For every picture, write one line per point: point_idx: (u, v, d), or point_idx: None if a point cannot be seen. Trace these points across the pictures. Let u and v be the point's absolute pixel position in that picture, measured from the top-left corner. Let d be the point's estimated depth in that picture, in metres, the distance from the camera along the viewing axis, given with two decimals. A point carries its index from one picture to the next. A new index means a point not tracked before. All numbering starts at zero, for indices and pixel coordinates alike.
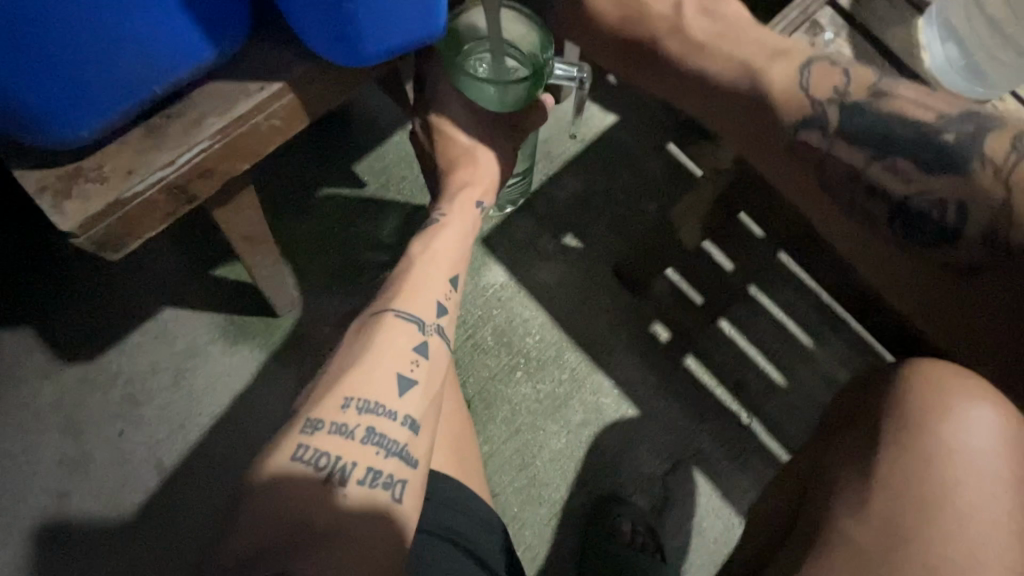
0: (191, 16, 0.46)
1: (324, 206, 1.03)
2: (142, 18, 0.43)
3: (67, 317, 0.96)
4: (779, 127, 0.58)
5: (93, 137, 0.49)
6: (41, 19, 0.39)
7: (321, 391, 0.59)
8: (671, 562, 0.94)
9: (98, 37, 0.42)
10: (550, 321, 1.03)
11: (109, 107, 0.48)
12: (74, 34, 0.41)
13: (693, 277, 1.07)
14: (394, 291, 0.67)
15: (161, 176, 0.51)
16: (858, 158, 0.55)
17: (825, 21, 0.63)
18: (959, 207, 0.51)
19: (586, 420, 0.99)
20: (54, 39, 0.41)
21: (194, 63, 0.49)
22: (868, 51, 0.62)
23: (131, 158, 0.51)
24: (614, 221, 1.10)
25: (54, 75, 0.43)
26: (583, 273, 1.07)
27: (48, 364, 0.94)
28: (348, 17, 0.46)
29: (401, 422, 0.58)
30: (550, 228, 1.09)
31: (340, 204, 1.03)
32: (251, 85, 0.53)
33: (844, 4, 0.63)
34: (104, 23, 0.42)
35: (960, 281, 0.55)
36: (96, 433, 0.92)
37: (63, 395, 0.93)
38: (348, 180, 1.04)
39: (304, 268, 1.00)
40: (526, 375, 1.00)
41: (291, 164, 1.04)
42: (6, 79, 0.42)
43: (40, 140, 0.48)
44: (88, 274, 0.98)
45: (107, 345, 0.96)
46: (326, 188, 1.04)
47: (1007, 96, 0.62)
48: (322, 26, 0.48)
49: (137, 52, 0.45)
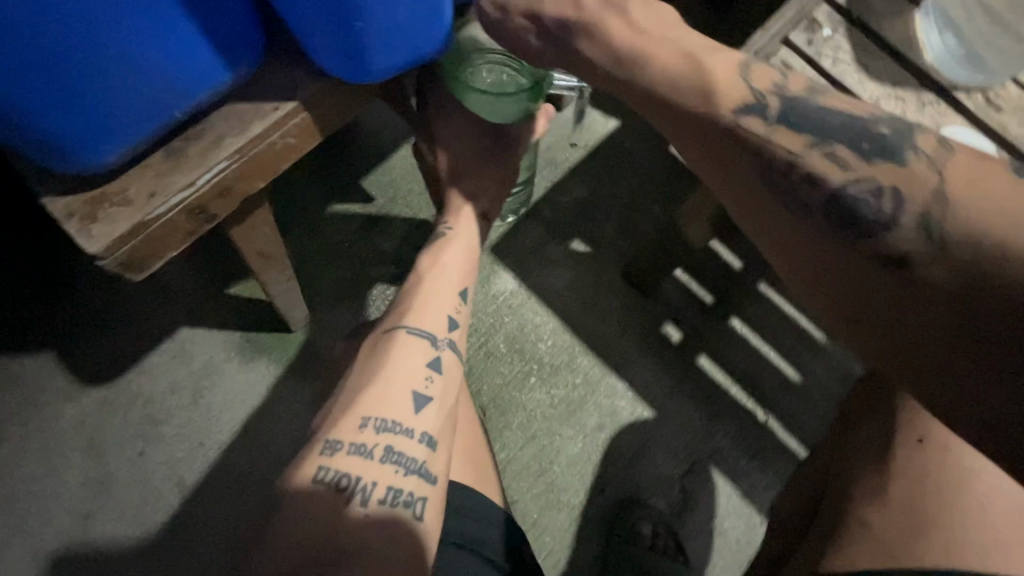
0: (207, 41, 0.48)
1: (334, 222, 1.04)
2: (161, 45, 0.45)
3: (88, 340, 0.98)
4: (716, 112, 0.50)
5: (115, 161, 0.51)
6: (67, 50, 0.41)
7: (344, 406, 0.60)
8: (694, 563, 0.94)
9: (120, 64, 0.44)
10: (561, 326, 1.04)
11: (130, 132, 0.49)
12: (96, 64, 0.43)
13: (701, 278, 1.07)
14: (408, 306, 0.67)
15: (182, 197, 0.53)
16: (796, 144, 0.47)
17: (822, 18, 0.63)
18: (895, 195, 0.43)
19: (601, 424, 0.99)
20: (79, 68, 0.42)
21: (211, 86, 0.51)
22: (866, 45, 0.62)
23: (153, 181, 0.53)
24: (621, 224, 1.11)
25: (78, 102, 0.45)
26: (592, 277, 1.07)
27: (69, 388, 0.96)
28: (357, 36, 0.47)
29: (417, 439, 0.59)
30: (556, 234, 1.09)
31: (349, 219, 1.05)
32: (266, 106, 0.55)
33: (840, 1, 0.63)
34: (125, 56, 0.44)
35: (867, 283, 0.44)
36: (118, 454, 0.94)
37: (85, 418, 0.95)
38: (356, 195, 1.06)
39: (315, 283, 1.02)
40: (539, 381, 1.01)
41: (300, 182, 1.06)
42: (33, 109, 0.43)
43: (64, 166, 0.49)
44: (106, 298, 1.00)
45: (126, 366, 0.97)
46: (336, 204, 1.05)
47: (1010, 82, 0.61)
48: (332, 46, 0.49)
49: (157, 77, 0.47)
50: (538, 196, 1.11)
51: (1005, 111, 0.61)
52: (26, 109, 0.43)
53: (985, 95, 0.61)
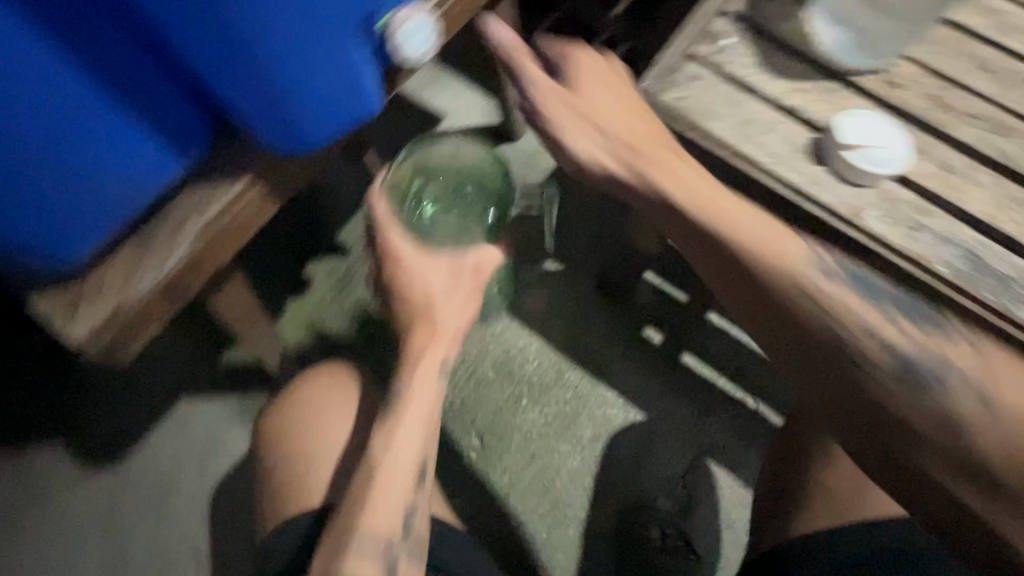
0: (157, 137, 0.53)
1: (314, 278, 1.09)
2: (115, 148, 0.50)
3: (91, 427, 1.01)
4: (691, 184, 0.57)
5: (87, 255, 0.56)
6: (33, 164, 0.46)
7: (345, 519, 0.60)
8: (705, 558, 0.96)
9: (82, 169, 0.49)
10: (545, 345, 1.07)
11: (99, 226, 0.54)
12: (56, 174, 0.48)
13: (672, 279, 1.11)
14: (396, 425, 0.65)
15: (153, 279, 0.57)
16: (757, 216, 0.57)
17: (719, 28, 0.66)
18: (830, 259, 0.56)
19: (596, 434, 1.01)
20: (44, 179, 0.47)
21: (167, 175, 0.56)
22: (766, 46, 0.66)
23: (125, 269, 0.57)
24: (588, 239, 1.14)
25: (46, 209, 0.49)
26: (568, 293, 1.11)
27: (78, 475, 0.99)
28: (289, 111, 0.52)
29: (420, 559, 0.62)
30: (528, 256, 1.13)
31: (328, 273, 1.09)
32: (219, 185, 0.59)
33: (735, 11, 0.66)
34: (84, 163, 0.49)
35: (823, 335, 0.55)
36: (133, 533, 0.96)
37: (96, 502, 0.97)
38: (332, 249, 1.11)
39: (304, 340, 1.06)
40: (531, 401, 1.03)
41: (276, 244, 1.10)
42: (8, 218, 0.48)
43: (41, 265, 0.54)
44: (104, 382, 1.03)
45: (131, 445, 1.00)
46: (314, 261, 1.10)
47: (901, 60, 0.65)
48: (267, 122, 0.54)
49: (116, 175, 0.52)
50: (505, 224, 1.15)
51: (905, 86, 0.64)
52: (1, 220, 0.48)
53: (883, 74, 0.64)
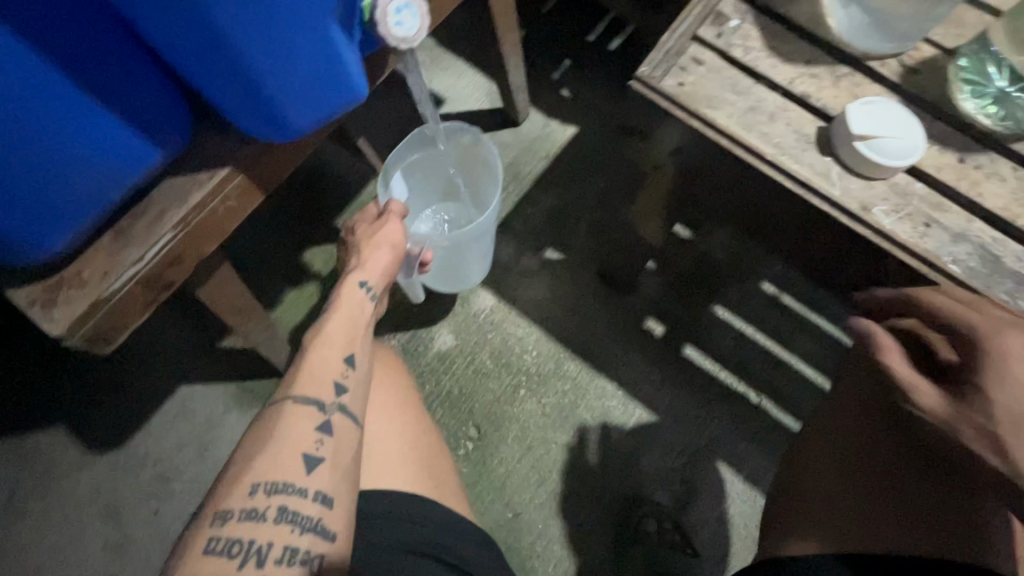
0: (321, 62, 0.45)
1: (581, 224, 1.11)
2: (279, 64, 0.43)
3: (331, 230, 0.98)
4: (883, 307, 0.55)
5: (298, 134, 0.51)
6: (199, 43, 0.40)
7: (305, 372, 0.54)
8: (703, 562, 0.92)
9: (252, 67, 0.42)
10: (731, 412, 0.99)
11: (309, 117, 0.49)
12: (251, 69, 0.42)
13: (823, 309, 1.04)
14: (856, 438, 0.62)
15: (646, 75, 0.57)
16: None
17: (970, 238, 0.53)
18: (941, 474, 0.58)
19: (730, 510, 0.94)
20: (222, 57, 0.41)
21: (344, 103, 0.50)
22: None
23: (653, 55, 0.58)
24: (824, 345, 1.03)
25: (262, 68, 0.43)
26: (781, 386, 1.01)
27: (278, 220, 0.98)
28: (313, 97, 0.48)
29: (310, 499, 0.47)
30: (760, 322, 1.04)
31: (587, 215, 1.11)
32: (668, 82, 0.57)
33: (929, 203, 0.54)
34: (256, 67, 0.42)
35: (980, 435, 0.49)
36: (286, 314, 0.93)
37: (272, 254, 0.96)
38: (578, 238, 1.10)
39: (537, 270, 1.08)
40: (684, 456, 0.97)
41: (567, 166, 1.14)
42: (253, 72, 0.43)
43: (256, 130, 0.49)
44: (340, 162, 1.01)
45: (326, 225, 0.98)
46: (580, 203, 1.12)
47: None
48: (338, 98, 0.50)
49: (287, 81, 0.45)
50: (753, 297, 1.05)
51: None
52: (247, 66, 0.42)
53: None
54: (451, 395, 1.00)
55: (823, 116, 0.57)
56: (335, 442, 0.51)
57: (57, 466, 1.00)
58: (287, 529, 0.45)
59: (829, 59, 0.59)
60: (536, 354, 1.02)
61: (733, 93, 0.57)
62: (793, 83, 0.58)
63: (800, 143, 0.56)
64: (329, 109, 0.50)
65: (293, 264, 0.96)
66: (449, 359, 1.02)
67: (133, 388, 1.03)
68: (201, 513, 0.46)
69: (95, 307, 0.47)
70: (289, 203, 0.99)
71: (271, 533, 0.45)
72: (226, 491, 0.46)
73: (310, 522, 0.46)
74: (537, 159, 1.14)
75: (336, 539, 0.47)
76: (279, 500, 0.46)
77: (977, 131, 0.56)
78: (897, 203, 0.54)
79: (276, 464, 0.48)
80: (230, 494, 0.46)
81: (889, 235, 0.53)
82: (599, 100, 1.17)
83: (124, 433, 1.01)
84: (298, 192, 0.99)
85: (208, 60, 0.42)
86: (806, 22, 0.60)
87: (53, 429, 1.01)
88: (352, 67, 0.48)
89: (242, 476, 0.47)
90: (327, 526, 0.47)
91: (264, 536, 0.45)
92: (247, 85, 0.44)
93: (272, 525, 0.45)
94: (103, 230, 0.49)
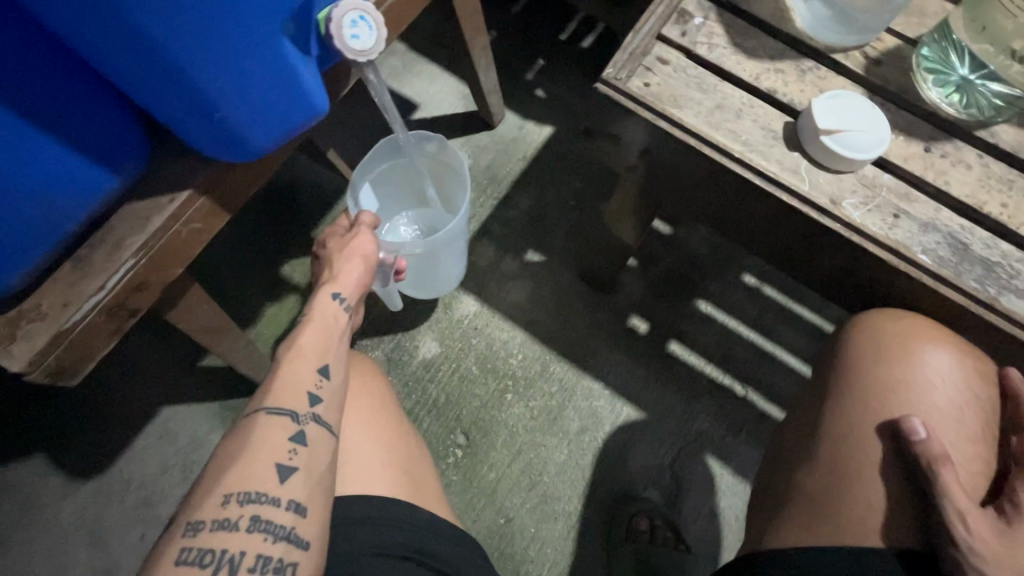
0: (277, 79, 0.44)
1: (560, 224, 1.11)
2: (234, 84, 0.42)
3: (307, 243, 0.96)
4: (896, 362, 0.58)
5: (259, 152, 0.50)
6: (147, 66, 0.39)
7: (278, 384, 0.53)
8: (695, 556, 0.92)
9: (206, 88, 0.41)
10: (717, 406, 1.00)
11: (270, 134, 0.48)
12: (205, 90, 0.41)
13: (804, 299, 1.05)
14: (842, 425, 0.59)
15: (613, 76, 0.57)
16: None
17: (939, 228, 0.54)
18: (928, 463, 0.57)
19: (720, 503, 0.95)
20: (173, 80, 0.40)
21: (306, 118, 0.49)
22: None
23: (619, 56, 0.58)
24: (807, 334, 1.03)
25: (216, 90, 0.42)
26: (765, 377, 1.01)
27: (253, 235, 0.97)
28: (273, 114, 0.47)
29: (283, 506, 0.46)
30: (743, 314, 1.05)
31: (567, 215, 1.11)
32: (634, 82, 0.57)
33: (898, 195, 0.55)
34: (210, 88, 0.41)
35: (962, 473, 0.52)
36: (265, 330, 0.92)
37: (248, 270, 0.95)
38: (558, 239, 1.10)
39: (519, 273, 1.07)
40: (673, 452, 0.97)
41: (544, 167, 1.14)
42: (208, 94, 0.42)
43: (217, 150, 0.48)
44: (314, 173, 1.00)
45: (303, 238, 0.97)
46: (559, 203, 1.12)
47: None
48: (298, 115, 0.49)
49: (244, 100, 0.44)
50: (736, 290, 1.06)
51: None
52: (200, 88, 0.41)
53: None
54: (438, 403, 0.99)
55: (790, 111, 0.57)
56: (310, 451, 0.50)
57: (37, 497, 0.97)
58: (260, 537, 0.44)
59: (794, 54, 0.59)
60: (521, 357, 1.02)
61: (699, 91, 0.57)
62: (759, 78, 0.58)
63: (768, 139, 0.56)
64: (289, 126, 0.49)
65: (270, 279, 0.94)
66: (434, 367, 1.01)
67: (113, 413, 1.01)
68: (175, 522, 0.46)
69: (58, 338, 0.46)
70: (264, 218, 0.97)
71: (244, 542, 0.44)
72: (197, 503, 0.45)
73: (283, 530, 0.45)
74: (514, 161, 1.14)
75: (309, 547, 0.46)
76: (252, 509, 0.45)
77: (941, 120, 0.56)
78: (866, 195, 0.54)
79: (249, 472, 0.47)
80: (200, 505, 0.45)
81: (860, 228, 0.53)
82: (574, 100, 1.17)
83: (106, 459, 0.99)
84: (273, 206, 0.98)
85: (159, 82, 0.41)
86: (768, 17, 0.60)
87: (32, 459, 0.99)
88: (310, 82, 0.47)
89: (215, 485, 0.46)
90: (302, 535, 0.46)
91: (236, 545, 0.44)
92: (201, 106, 0.43)
93: (244, 533, 0.44)
94: (64, 259, 0.48)
